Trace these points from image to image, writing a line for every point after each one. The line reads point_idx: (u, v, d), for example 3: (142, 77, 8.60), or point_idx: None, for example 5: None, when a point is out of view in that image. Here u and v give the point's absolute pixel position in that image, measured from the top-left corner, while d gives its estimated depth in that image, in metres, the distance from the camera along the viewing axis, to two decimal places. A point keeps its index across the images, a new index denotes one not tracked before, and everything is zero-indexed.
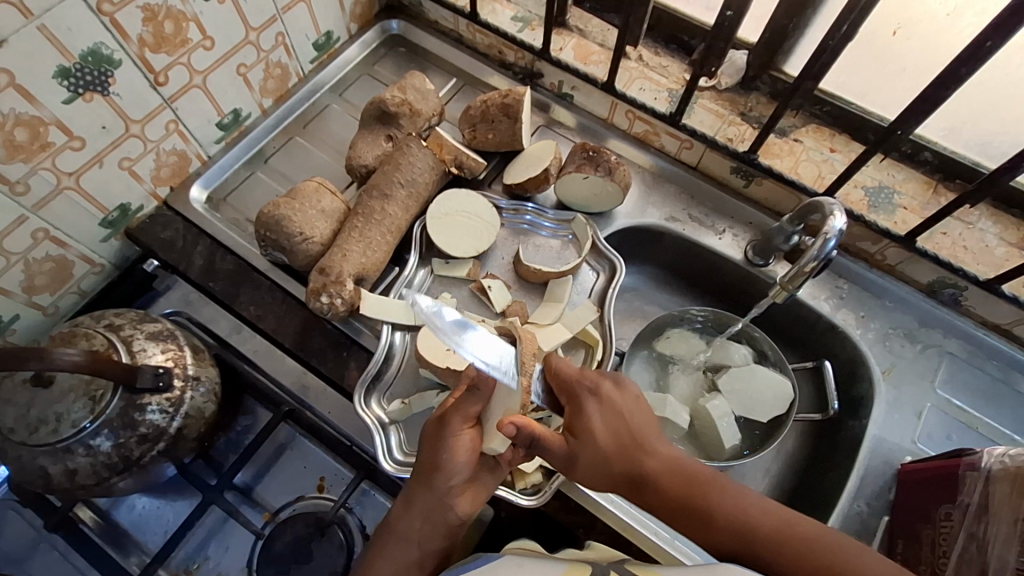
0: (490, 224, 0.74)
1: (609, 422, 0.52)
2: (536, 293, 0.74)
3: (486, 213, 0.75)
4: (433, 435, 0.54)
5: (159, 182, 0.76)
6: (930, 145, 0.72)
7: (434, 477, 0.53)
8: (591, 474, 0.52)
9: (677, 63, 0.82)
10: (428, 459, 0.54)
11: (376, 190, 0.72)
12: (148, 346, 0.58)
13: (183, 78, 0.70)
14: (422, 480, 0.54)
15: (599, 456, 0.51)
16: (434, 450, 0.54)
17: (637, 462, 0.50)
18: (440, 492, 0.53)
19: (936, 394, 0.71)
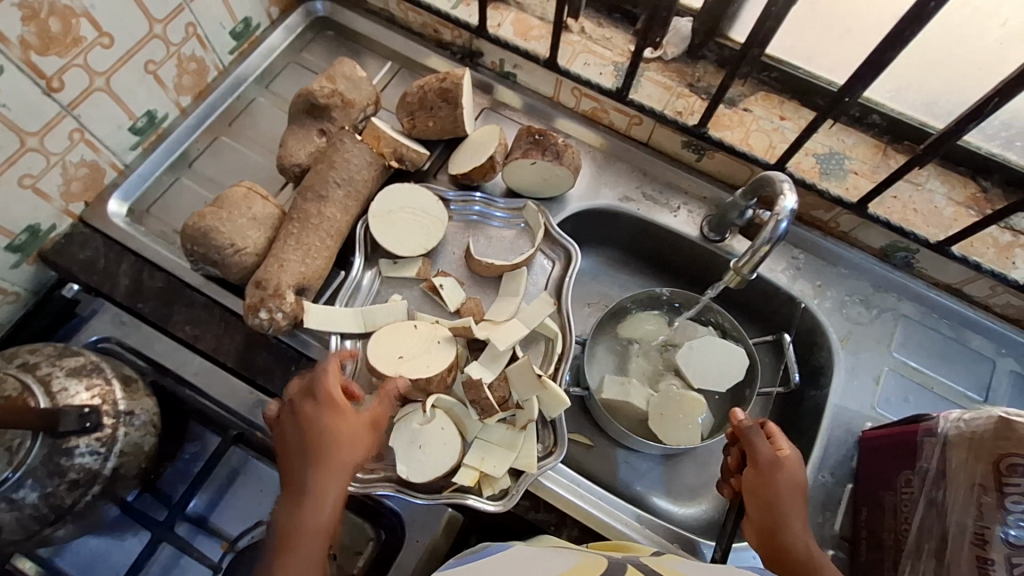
0: (438, 217, 0.71)
1: (798, 488, 0.56)
2: (494, 289, 0.71)
3: (432, 208, 0.70)
4: (314, 410, 0.55)
5: (71, 197, 0.69)
6: (878, 108, 0.71)
7: (343, 446, 0.54)
8: (760, 486, 0.57)
9: (622, 34, 0.79)
10: (325, 427, 0.54)
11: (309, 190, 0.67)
12: (69, 384, 0.53)
13: (81, 81, 0.63)
14: (320, 458, 0.53)
15: (774, 482, 0.56)
16: (342, 424, 0.55)
17: (789, 502, 0.55)
18: (303, 476, 0.53)
19: (892, 357, 0.72)
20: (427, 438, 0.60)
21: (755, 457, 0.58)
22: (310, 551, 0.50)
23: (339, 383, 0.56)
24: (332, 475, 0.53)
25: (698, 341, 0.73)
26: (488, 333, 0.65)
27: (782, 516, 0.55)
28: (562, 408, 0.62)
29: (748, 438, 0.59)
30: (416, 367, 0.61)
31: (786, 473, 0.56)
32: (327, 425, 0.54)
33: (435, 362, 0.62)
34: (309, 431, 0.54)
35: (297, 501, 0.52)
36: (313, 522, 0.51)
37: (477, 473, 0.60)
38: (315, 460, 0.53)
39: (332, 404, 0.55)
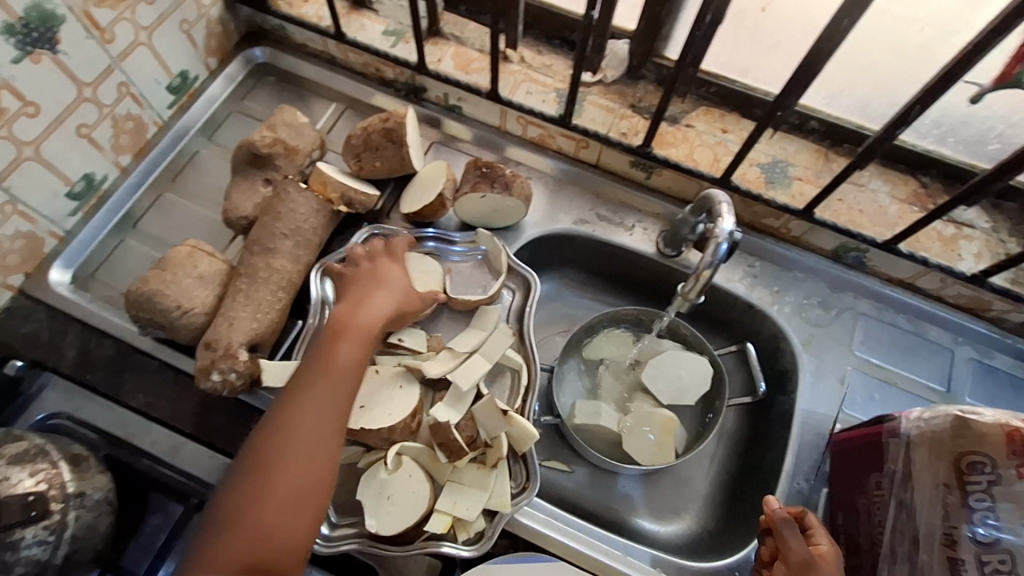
0: (433, 274, 0.70)
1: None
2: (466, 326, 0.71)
3: (425, 265, 0.70)
4: (347, 308, 0.59)
5: (8, 270, 0.67)
6: (815, 114, 0.72)
7: (363, 331, 0.57)
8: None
9: (562, 60, 0.79)
10: (357, 320, 0.57)
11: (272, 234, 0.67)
12: (11, 473, 0.51)
13: (8, 153, 0.61)
14: (323, 373, 0.53)
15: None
16: (349, 336, 0.56)
17: None
18: (326, 350, 0.55)
19: (855, 356, 0.72)
20: (395, 486, 0.59)
21: (786, 553, 0.55)
22: (306, 466, 0.50)
23: (376, 281, 0.61)
24: (330, 396, 0.52)
25: (665, 359, 0.73)
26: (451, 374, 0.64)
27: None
28: (531, 441, 0.61)
29: (781, 533, 0.56)
30: (378, 415, 0.60)
31: (824, 572, 0.53)
32: (337, 339, 0.56)
33: (399, 408, 0.61)
34: (339, 321, 0.57)
35: (315, 376, 0.53)
36: (310, 437, 0.50)
37: (450, 519, 0.59)
38: (340, 340, 0.56)
39: (361, 307, 0.59)
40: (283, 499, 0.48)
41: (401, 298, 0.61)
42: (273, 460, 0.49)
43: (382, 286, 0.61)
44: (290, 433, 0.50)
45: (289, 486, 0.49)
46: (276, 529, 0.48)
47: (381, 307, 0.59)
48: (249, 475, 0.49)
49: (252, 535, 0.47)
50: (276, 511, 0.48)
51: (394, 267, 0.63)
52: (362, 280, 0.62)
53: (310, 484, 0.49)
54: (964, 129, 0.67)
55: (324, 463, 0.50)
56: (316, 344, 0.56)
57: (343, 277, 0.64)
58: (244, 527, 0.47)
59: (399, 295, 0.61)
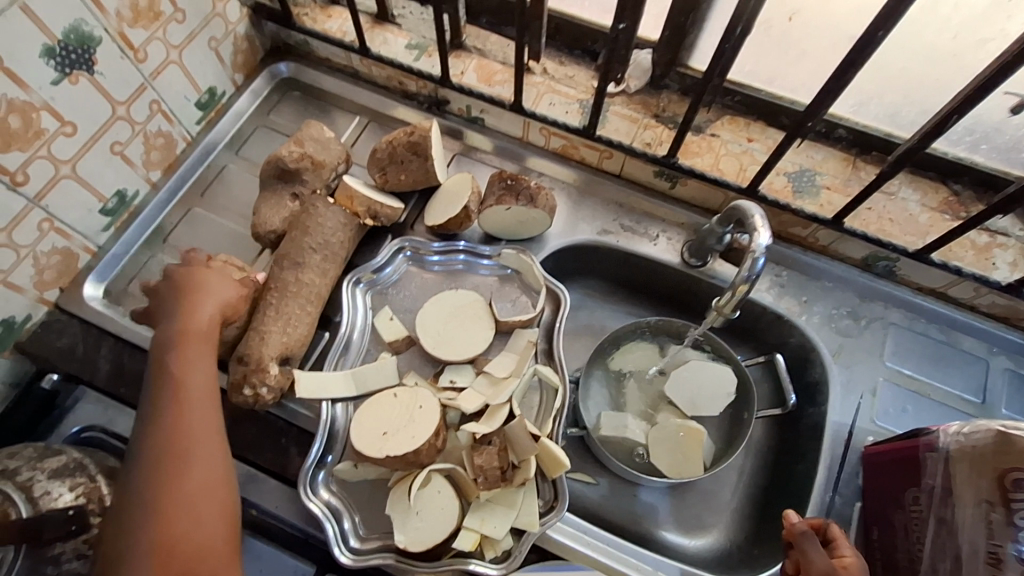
0: (471, 302, 0.70)
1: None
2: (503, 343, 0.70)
3: (462, 297, 0.69)
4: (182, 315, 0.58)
5: (45, 286, 0.68)
6: (843, 122, 0.71)
7: (202, 333, 0.58)
8: None
9: (584, 70, 0.79)
10: (198, 325, 0.58)
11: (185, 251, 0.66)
12: (51, 487, 0.51)
13: (46, 172, 0.63)
14: (182, 381, 0.54)
15: None
16: (192, 343, 0.57)
17: None
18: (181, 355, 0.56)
19: (886, 367, 0.71)
20: (424, 502, 0.59)
21: (810, 567, 0.53)
22: (198, 476, 0.51)
23: (188, 289, 0.60)
24: (196, 405, 0.54)
25: (692, 369, 0.73)
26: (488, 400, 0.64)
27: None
28: (562, 469, 0.61)
29: (802, 548, 0.54)
30: (402, 441, 0.59)
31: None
32: (181, 354, 0.56)
33: (420, 431, 0.60)
34: (183, 329, 0.57)
35: (180, 383, 0.54)
36: (192, 450, 0.52)
37: (478, 536, 0.59)
38: (189, 347, 0.56)
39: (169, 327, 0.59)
40: (190, 513, 0.49)
41: (228, 299, 0.61)
42: (167, 479, 0.50)
43: (203, 295, 0.60)
44: (178, 439, 0.52)
45: (189, 500, 0.50)
46: (195, 543, 0.49)
47: (211, 311, 0.59)
48: (144, 489, 0.49)
49: (168, 537, 0.48)
50: (182, 513, 0.49)
51: (205, 269, 0.62)
52: (173, 296, 0.60)
53: (209, 486, 0.51)
54: (998, 136, 0.66)
55: (217, 465, 0.52)
56: (155, 365, 0.56)
57: (160, 298, 0.62)
58: (158, 538, 0.48)
59: (226, 297, 0.61)
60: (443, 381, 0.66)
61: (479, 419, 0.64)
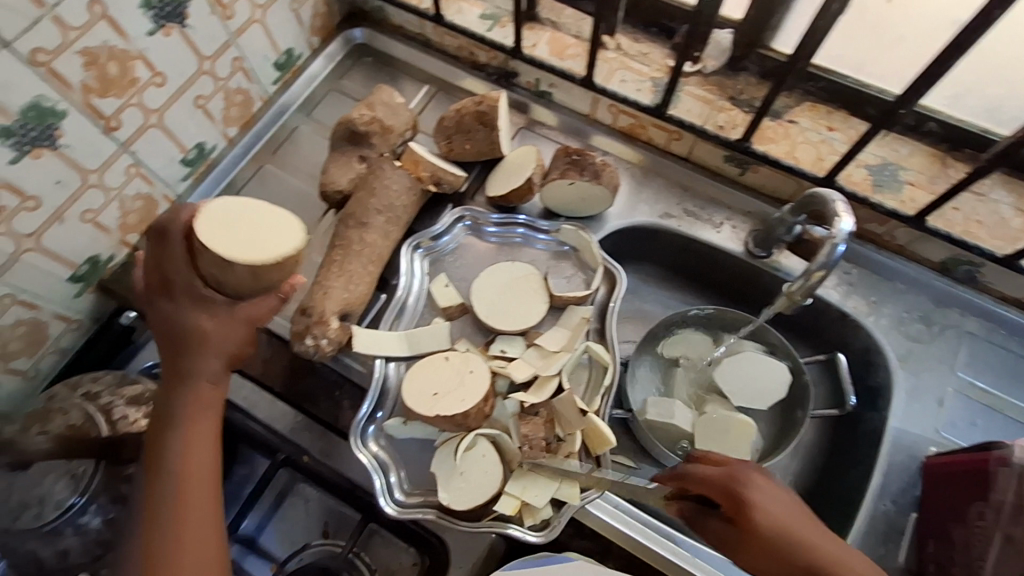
0: (526, 275, 0.70)
1: (767, 529, 0.46)
2: (557, 317, 0.70)
3: (515, 271, 0.70)
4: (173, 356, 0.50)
5: (128, 229, 0.73)
6: (935, 115, 0.66)
7: (200, 366, 0.51)
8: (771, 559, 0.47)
9: (659, 48, 0.77)
10: (199, 371, 0.51)
11: (163, 226, 0.50)
12: (129, 412, 0.55)
13: (137, 119, 0.66)
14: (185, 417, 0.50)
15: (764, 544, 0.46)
16: (188, 380, 0.51)
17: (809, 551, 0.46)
18: (183, 395, 0.51)
19: (957, 377, 0.68)
20: (469, 464, 0.61)
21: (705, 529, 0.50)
22: (196, 533, 0.48)
23: (180, 332, 0.50)
24: (200, 453, 0.50)
25: (744, 362, 0.71)
26: (537, 374, 0.65)
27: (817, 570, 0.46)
28: (607, 447, 0.61)
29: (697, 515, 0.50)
30: (451, 403, 0.61)
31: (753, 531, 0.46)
32: (188, 396, 0.51)
33: (469, 395, 0.61)
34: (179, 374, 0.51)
35: (181, 421, 0.50)
36: (203, 496, 0.49)
37: (518, 503, 0.59)
38: (190, 388, 0.51)
39: (174, 322, 0.50)
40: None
41: (235, 345, 0.52)
42: (163, 532, 0.47)
43: (203, 344, 0.50)
44: (179, 486, 0.48)
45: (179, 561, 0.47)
46: None
47: (220, 362, 0.52)
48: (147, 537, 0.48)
49: None
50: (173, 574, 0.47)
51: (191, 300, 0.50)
52: (164, 342, 0.51)
53: (202, 547, 0.48)
54: None
55: (212, 524, 0.49)
56: (162, 393, 0.51)
57: (154, 299, 0.51)
58: None
59: (235, 348, 0.52)
60: (493, 350, 0.67)
61: (527, 390, 0.65)
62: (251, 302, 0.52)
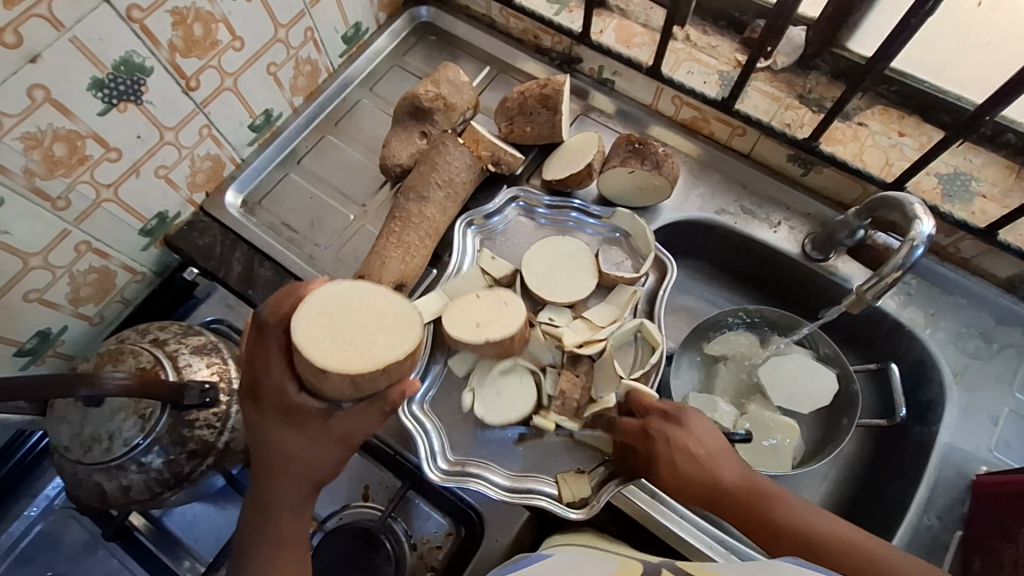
0: (579, 251, 0.70)
1: (679, 462, 0.54)
2: (603, 297, 0.70)
3: (567, 246, 0.70)
4: (273, 469, 0.50)
5: (195, 188, 0.75)
6: (1013, 126, 0.65)
7: (290, 495, 0.51)
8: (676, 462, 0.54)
9: (728, 42, 0.76)
10: (287, 492, 0.51)
11: (310, 315, 0.46)
12: (193, 361, 0.58)
13: (214, 81, 0.68)
14: (276, 533, 0.51)
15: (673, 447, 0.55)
16: (283, 497, 0.51)
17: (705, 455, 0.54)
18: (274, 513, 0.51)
19: (1014, 398, 0.66)
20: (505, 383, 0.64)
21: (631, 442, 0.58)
22: None
23: (268, 445, 0.49)
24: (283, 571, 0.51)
25: (789, 363, 0.71)
26: (584, 338, 0.65)
27: (714, 494, 0.53)
28: None
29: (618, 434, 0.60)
30: (495, 329, 0.62)
31: (662, 462, 0.54)
32: (274, 511, 0.51)
33: (512, 320, 0.63)
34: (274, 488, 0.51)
35: (273, 534, 0.51)
36: None
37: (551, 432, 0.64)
38: (282, 503, 0.51)
39: (267, 441, 0.49)
40: None
41: (324, 464, 0.50)
42: None
43: (290, 462, 0.50)
44: None
45: None
46: None
47: (308, 479, 0.51)
48: None
49: None
50: None
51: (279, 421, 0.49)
52: (257, 444, 0.50)
53: None
54: None
55: None
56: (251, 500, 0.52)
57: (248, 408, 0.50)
58: None
59: (327, 467, 0.51)
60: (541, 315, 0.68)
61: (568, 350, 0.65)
62: (346, 427, 0.49)
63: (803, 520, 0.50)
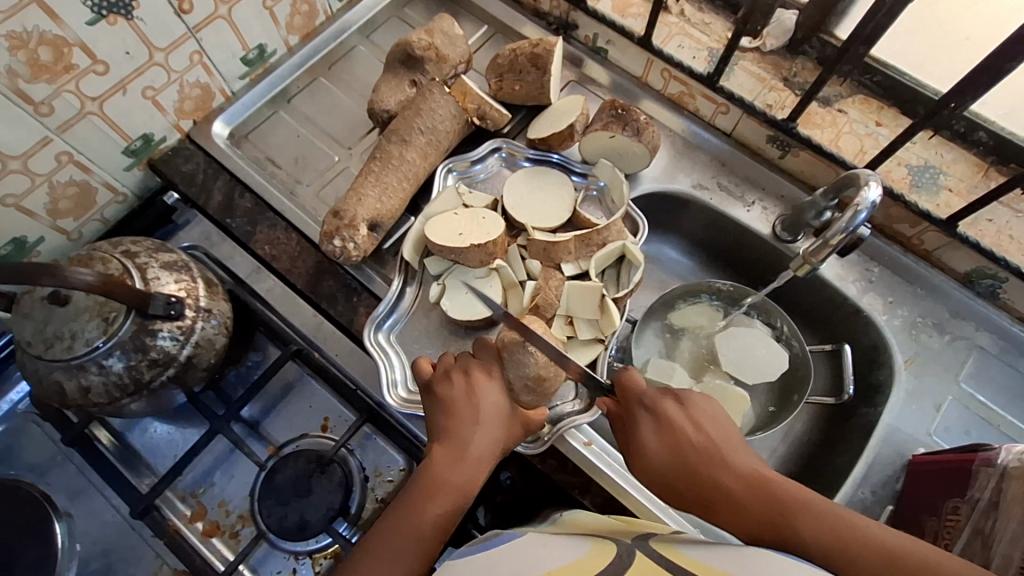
0: (559, 184, 0.73)
1: (670, 450, 0.46)
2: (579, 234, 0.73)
3: (548, 181, 0.73)
4: (486, 384, 0.56)
5: (183, 114, 0.76)
6: (986, 125, 0.66)
7: (496, 425, 0.54)
8: (653, 469, 0.47)
9: (721, 21, 0.78)
10: (489, 424, 0.54)
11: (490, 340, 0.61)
12: (161, 275, 0.59)
13: (207, 7, 0.68)
14: (451, 437, 0.53)
15: (663, 458, 0.46)
16: (482, 427, 0.54)
17: (700, 466, 0.44)
18: (461, 440, 0.52)
19: (959, 387, 0.68)
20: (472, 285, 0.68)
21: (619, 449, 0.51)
22: (426, 523, 0.48)
23: (479, 412, 0.54)
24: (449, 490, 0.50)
25: (746, 333, 0.72)
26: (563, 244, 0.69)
27: (705, 488, 0.43)
28: (611, 331, 0.66)
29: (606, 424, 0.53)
30: (480, 233, 0.67)
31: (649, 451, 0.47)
32: (461, 432, 0.53)
33: (491, 229, 0.67)
34: (478, 418, 0.54)
35: (450, 443, 0.52)
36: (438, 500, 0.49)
37: None
38: (478, 428, 0.53)
39: (484, 397, 0.55)
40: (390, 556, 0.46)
41: (505, 410, 0.56)
42: (425, 495, 0.49)
43: (485, 411, 0.54)
44: (435, 486, 0.50)
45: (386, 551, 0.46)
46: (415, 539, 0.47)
47: (497, 425, 0.54)
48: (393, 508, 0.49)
49: (393, 543, 0.47)
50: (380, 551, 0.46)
51: (492, 385, 0.56)
52: (466, 404, 0.54)
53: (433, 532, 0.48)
54: None
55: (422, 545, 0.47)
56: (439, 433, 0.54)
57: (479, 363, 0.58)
58: (381, 547, 0.47)
59: (503, 407, 0.56)
60: (519, 238, 0.71)
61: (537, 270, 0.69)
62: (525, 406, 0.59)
63: (840, 539, 0.36)
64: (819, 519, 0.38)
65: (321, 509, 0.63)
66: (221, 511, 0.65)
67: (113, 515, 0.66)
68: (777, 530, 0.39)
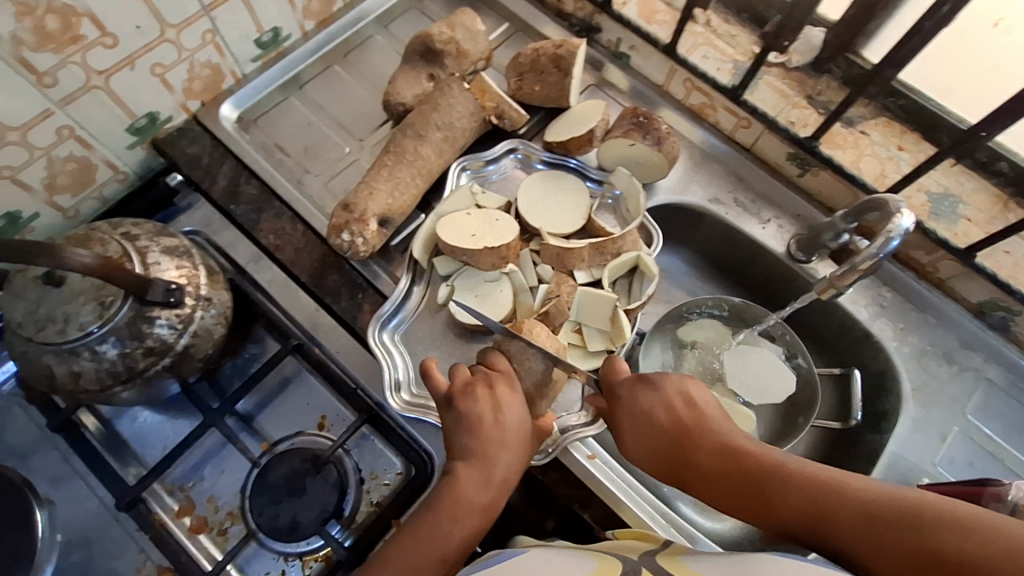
0: (575, 189, 0.72)
1: (640, 429, 0.51)
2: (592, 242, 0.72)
3: (563, 186, 0.72)
4: (511, 402, 0.54)
5: (191, 94, 0.73)
6: (1009, 156, 0.64)
7: (520, 446, 0.53)
8: (638, 449, 0.52)
9: (748, 34, 0.76)
10: (513, 445, 0.53)
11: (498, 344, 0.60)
12: (162, 260, 0.57)
13: None
14: (478, 460, 0.51)
15: (638, 436, 0.51)
16: (507, 448, 0.52)
17: (675, 444, 0.49)
18: (488, 464, 0.51)
19: (965, 418, 0.67)
20: (481, 287, 0.67)
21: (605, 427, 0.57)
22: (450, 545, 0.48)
23: (504, 433, 0.52)
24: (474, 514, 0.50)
25: (754, 352, 0.72)
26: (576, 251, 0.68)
27: (685, 461, 0.49)
28: (620, 344, 0.65)
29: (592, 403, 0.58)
30: (493, 236, 0.65)
31: (626, 430, 0.53)
32: (487, 455, 0.52)
33: (505, 233, 0.66)
34: (503, 439, 0.52)
35: (476, 465, 0.51)
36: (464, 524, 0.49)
37: None
38: (504, 451, 0.52)
39: (510, 418, 0.53)
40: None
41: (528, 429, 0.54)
42: (451, 518, 0.49)
43: (510, 431, 0.53)
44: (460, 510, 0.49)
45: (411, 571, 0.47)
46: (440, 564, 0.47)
47: (520, 445, 0.53)
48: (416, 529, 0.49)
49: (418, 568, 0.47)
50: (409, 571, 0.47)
51: (517, 403, 0.54)
52: (491, 424, 0.53)
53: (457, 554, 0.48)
54: None
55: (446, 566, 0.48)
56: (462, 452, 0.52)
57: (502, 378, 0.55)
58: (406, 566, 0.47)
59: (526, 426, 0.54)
60: (532, 242, 0.70)
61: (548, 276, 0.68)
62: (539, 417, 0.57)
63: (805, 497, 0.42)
64: (786, 481, 0.43)
65: (314, 510, 0.61)
66: (210, 506, 0.63)
67: (97, 506, 0.63)
68: (757, 498, 0.44)
